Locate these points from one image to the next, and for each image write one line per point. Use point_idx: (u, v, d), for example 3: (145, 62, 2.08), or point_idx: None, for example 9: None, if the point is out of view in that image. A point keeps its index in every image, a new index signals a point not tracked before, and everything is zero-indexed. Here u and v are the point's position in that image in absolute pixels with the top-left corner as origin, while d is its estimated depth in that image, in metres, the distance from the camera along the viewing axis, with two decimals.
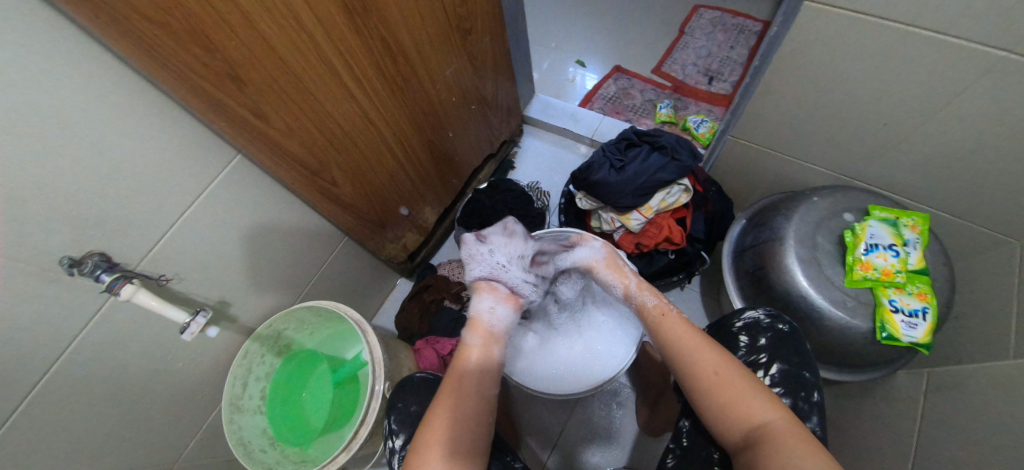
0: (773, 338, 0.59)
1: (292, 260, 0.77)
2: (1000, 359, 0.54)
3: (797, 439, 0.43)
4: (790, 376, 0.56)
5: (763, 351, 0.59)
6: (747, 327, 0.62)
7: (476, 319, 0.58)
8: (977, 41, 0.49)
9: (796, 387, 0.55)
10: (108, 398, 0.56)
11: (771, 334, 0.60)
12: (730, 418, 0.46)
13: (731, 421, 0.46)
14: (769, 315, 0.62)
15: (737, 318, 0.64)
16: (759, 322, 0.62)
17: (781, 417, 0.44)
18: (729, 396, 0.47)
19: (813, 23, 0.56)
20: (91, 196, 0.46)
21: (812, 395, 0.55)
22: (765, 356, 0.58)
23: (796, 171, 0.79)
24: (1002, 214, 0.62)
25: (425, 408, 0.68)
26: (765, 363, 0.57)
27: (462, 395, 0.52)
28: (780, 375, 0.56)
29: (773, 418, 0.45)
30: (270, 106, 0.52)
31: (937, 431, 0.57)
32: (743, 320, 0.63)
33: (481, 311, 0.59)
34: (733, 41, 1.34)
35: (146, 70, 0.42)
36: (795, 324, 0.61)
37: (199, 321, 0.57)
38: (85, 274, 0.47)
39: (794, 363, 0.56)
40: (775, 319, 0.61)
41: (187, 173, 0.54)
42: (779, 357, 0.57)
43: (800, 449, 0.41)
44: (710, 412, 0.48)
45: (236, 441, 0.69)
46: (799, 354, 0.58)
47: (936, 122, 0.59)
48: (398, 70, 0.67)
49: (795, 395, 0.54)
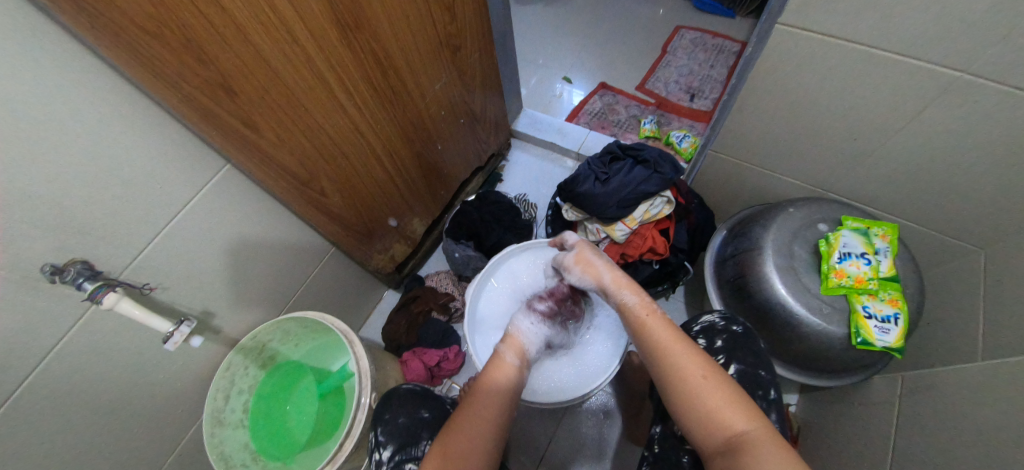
0: (729, 340, 0.62)
1: (279, 270, 0.77)
2: (969, 362, 0.56)
3: (773, 446, 0.43)
4: (746, 375, 0.59)
5: (720, 352, 0.62)
6: (703, 331, 0.65)
7: (512, 338, 0.61)
8: (933, 61, 0.52)
9: (753, 386, 0.58)
10: (85, 410, 0.54)
11: (726, 335, 0.63)
12: (710, 424, 0.46)
13: (712, 428, 0.46)
14: (723, 318, 0.66)
15: (695, 322, 0.67)
16: (715, 325, 0.65)
17: (758, 426, 0.45)
18: (712, 402, 0.47)
19: (785, 43, 0.59)
20: (76, 202, 0.46)
21: (769, 393, 0.58)
22: (722, 358, 0.61)
23: (773, 183, 0.82)
24: (965, 225, 0.65)
25: (413, 419, 0.67)
26: (724, 365, 0.60)
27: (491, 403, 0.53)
28: (737, 374, 0.58)
29: (751, 427, 0.45)
30: (261, 116, 0.53)
31: (912, 434, 0.58)
32: (699, 324, 0.67)
33: (517, 330, 0.62)
34: (713, 60, 1.40)
35: (140, 80, 0.42)
36: (747, 324, 0.64)
37: (183, 330, 0.57)
38: (66, 282, 0.46)
39: (749, 362, 0.60)
40: (729, 321, 0.65)
41: (175, 182, 0.54)
42: (735, 357, 0.60)
43: (776, 456, 0.42)
44: (691, 417, 0.48)
45: (217, 455, 0.67)
46: (752, 353, 0.61)
47: (901, 137, 0.62)
48: (388, 84, 0.69)
49: (754, 394, 0.58)
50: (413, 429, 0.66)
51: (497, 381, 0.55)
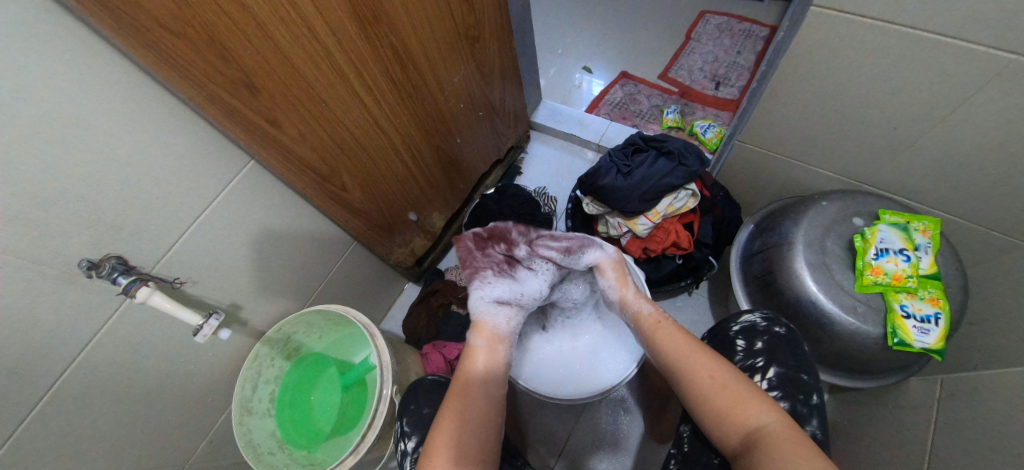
0: (770, 342, 0.60)
1: (303, 264, 0.78)
2: (1016, 366, 0.53)
3: (791, 440, 0.42)
4: (787, 379, 0.56)
5: (760, 354, 0.59)
6: (743, 331, 0.63)
7: (479, 324, 0.62)
8: (985, 43, 0.49)
9: (794, 390, 0.55)
10: (123, 398, 0.57)
11: (768, 337, 0.60)
12: (727, 423, 0.46)
13: (728, 427, 0.46)
14: (765, 318, 0.63)
15: (734, 322, 0.65)
16: (755, 326, 0.63)
17: (778, 418, 0.44)
18: (724, 400, 0.47)
19: (820, 28, 0.56)
20: (110, 199, 0.47)
21: (812, 398, 0.54)
22: (762, 360, 0.58)
23: (805, 176, 0.79)
24: (1016, 219, 0.61)
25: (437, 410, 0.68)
26: (762, 367, 0.58)
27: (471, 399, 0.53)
28: (777, 377, 0.56)
29: (771, 420, 0.44)
30: (284, 112, 0.54)
31: (952, 439, 0.56)
32: (740, 324, 0.64)
33: (484, 315, 0.62)
34: (739, 46, 1.34)
35: (168, 81, 0.43)
36: (791, 326, 0.61)
37: (211, 323, 0.58)
38: (102, 277, 0.48)
39: (790, 365, 0.57)
40: (771, 322, 0.62)
41: (203, 179, 0.55)
42: (776, 360, 0.58)
43: (793, 449, 0.41)
44: (708, 418, 0.48)
45: (246, 443, 0.69)
46: (795, 356, 0.58)
47: (947, 126, 0.58)
48: (408, 78, 0.69)
49: (793, 398, 0.54)
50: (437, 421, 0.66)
51: (472, 372, 0.57)
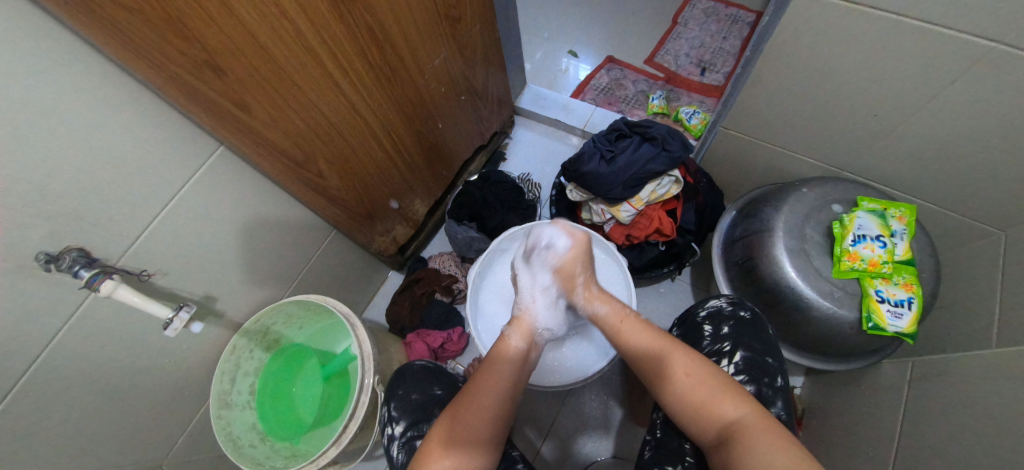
0: (736, 327, 0.60)
1: (280, 254, 0.76)
2: (984, 348, 0.55)
3: (766, 431, 0.43)
4: (752, 362, 0.57)
5: (727, 339, 0.60)
6: (710, 316, 0.63)
7: (519, 321, 0.64)
8: (966, 30, 0.48)
9: (759, 373, 0.56)
10: (92, 395, 0.55)
11: (734, 322, 0.61)
12: (703, 417, 0.47)
13: (704, 421, 0.47)
14: (731, 303, 0.64)
15: (701, 307, 0.65)
16: (721, 311, 0.63)
17: (751, 409, 0.45)
18: (702, 396, 0.47)
19: (806, 12, 0.55)
20: (68, 189, 0.44)
21: (775, 380, 0.56)
22: (728, 345, 0.59)
23: (787, 162, 0.79)
24: (987, 207, 0.63)
25: (425, 396, 0.67)
26: (729, 352, 0.58)
27: (493, 394, 0.54)
28: (743, 362, 0.57)
29: (744, 412, 0.45)
30: (252, 96, 0.51)
31: (920, 419, 0.58)
32: (707, 309, 0.64)
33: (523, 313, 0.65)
34: (725, 31, 1.33)
35: (121, 59, 0.40)
36: (756, 310, 0.62)
37: (182, 316, 0.56)
38: (62, 270, 0.46)
39: (756, 350, 0.58)
40: (737, 307, 0.63)
41: (169, 166, 0.53)
42: (742, 344, 0.58)
43: (769, 440, 0.42)
44: (685, 413, 0.48)
45: (224, 437, 0.68)
46: (760, 341, 0.59)
47: (925, 114, 0.59)
48: (385, 60, 0.66)
49: (758, 381, 0.55)
50: (426, 407, 0.65)
51: (504, 358, 0.58)
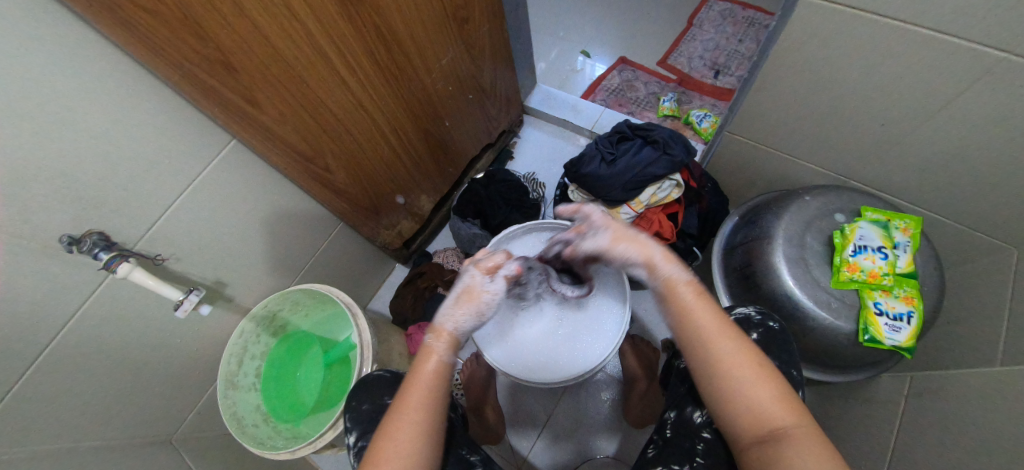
0: (764, 335, 0.58)
1: (288, 244, 0.80)
2: (986, 366, 0.54)
3: (821, 448, 0.40)
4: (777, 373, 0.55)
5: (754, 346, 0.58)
6: (738, 322, 0.61)
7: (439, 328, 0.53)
8: (976, 40, 0.47)
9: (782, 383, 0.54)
10: (109, 370, 0.59)
11: (762, 330, 0.59)
12: (757, 417, 0.43)
13: (757, 420, 0.43)
14: (760, 312, 0.62)
15: (729, 313, 0.63)
16: (750, 318, 0.61)
17: (808, 425, 0.42)
18: (767, 395, 0.43)
19: (812, 18, 0.54)
20: (90, 176, 0.47)
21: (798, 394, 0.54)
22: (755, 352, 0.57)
23: (793, 170, 0.78)
24: (996, 222, 0.61)
25: (377, 406, 0.64)
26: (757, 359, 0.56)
27: (407, 430, 0.46)
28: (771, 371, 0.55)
29: (801, 426, 0.42)
30: (263, 93, 0.53)
31: (915, 436, 0.57)
32: (734, 314, 0.63)
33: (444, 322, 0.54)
34: (742, 34, 1.31)
35: (143, 58, 0.43)
36: (785, 322, 0.60)
37: (192, 299, 0.59)
38: (83, 252, 0.49)
39: (783, 360, 0.56)
40: (766, 316, 0.61)
41: (183, 157, 0.55)
42: (769, 353, 0.57)
43: (814, 457, 0.39)
44: (736, 404, 0.44)
45: (230, 415, 0.71)
46: (787, 352, 0.57)
47: (934, 125, 0.57)
48: (393, 60, 0.68)
49: None
50: (376, 418, 0.62)
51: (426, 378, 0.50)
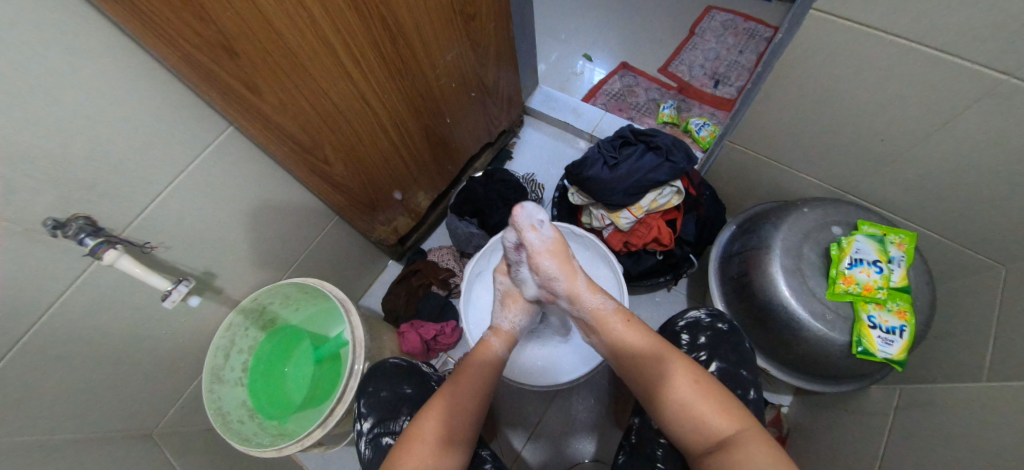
0: (712, 337, 0.63)
1: (281, 236, 0.78)
2: (973, 381, 0.55)
3: (765, 448, 0.43)
4: (727, 374, 0.60)
5: (703, 349, 0.63)
6: (688, 326, 0.66)
7: (498, 329, 0.65)
8: (978, 61, 0.48)
9: (731, 384, 0.59)
10: (90, 360, 0.56)
11: (710, 333, 0.64)
12: (697, 429, 0.46)
13: (699, 432, 0.46)
14: (710, 315, 0.66)
15: (681, 317, 0.68)
16: (700, 322, 0.65)
17: (750, 427, 0.45)
18: (703, 406, 0.47)
19: (819, 32, 0.55)
20: (78, 158, 0.45)
21: (748, 393, 0.58)
22: (704, 355, 0.62)
23: (792, 181, 0.79)
24: (988, 240, 0.62)
25: (395, 394, 0.67)
26: (704, 361, 0.61)
27: (443, 407, 0.53)
28: (717, 372, 0.60)
29: (741, 429, 0.45)
30: (263, 80, 0.52)
31: (902, 447, 0.58)
32: (686, 319, 0.67)
33: (501, 324, 0.65)
34: (742, 45, 1.33)
35: (141, 37, 0.41)
36: (733, 322, 0.65)
37: (180, 289, 0.57)
38: (68, 237, 0.47)
39: (731, 361, 0.60)
40: (715, 319, 0.65)
41: (178, 143, 0.54)
42: (718, 355, 0.61)
43: (766, 456, 0.42)
44: (677, 419, 0.48)
45: (214, 411, 0.69)
46: (736, 353, 0.62)
47: (932, 142, 0.58)
48: (398, 54, 0.67)
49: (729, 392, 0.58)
50: (396, 405, 0.66)
51: (478, 360, 0.59)
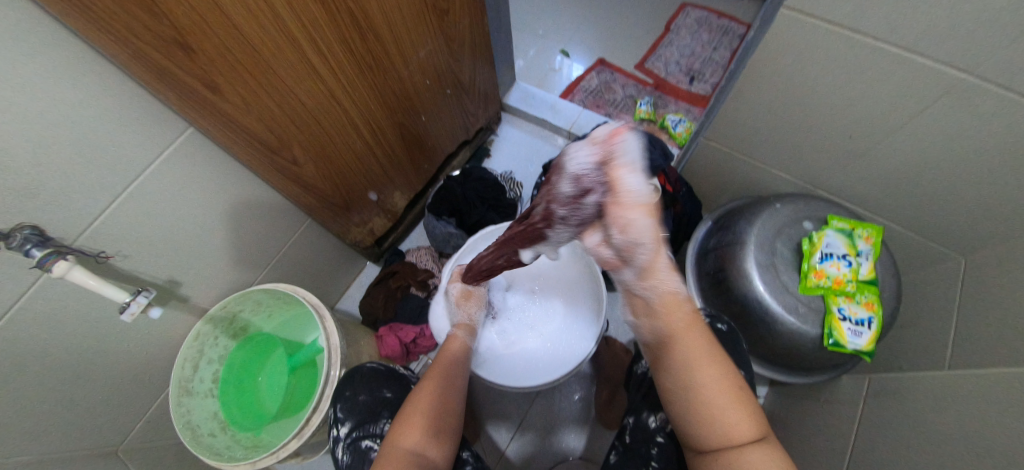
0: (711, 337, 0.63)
1: (250, 241, 0.75)
2: (937, 369, 0.57)
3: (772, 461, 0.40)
4: None
5: None
6: None
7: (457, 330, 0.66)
8: (940, 61, 0.49)
9: None
10: (41, 379, 0.53)
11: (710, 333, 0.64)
12: (712, 433, 0.42)
13: (714, 436, 0.42)
14: (709, 316, 0.67)
15: None
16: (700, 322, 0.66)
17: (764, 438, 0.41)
18: (729, 414, 0.42)
19: (788, 30, 0.55)
20: (21, 165, 0.42)
21: None
22: None
23: (764, 177, 0.81)
24: (947, 233, 0.65)
25: (373, 398, 0.65)
26: None
27: (432, 391, 0.53)
28: None
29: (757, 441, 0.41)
30: (224, 77, 0.49)
31: (872, 435, 0.60)
32: None
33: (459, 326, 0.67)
34: (716, 42, 1.34)
35: (83, 32, 0.38)
36: (732, 324, 0.66)
37: (140, 301, 0.54)
38: (13, 248, 0.43)
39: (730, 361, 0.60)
40: (715, 320, 0.66)
41: (131, 146, 0.51)
42: None
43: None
44: (695, 421, 0.43)
45: (183, 424, 0.67)
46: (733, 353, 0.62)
47: (897, 139, 0.60)
48: (368, 50, 0.65)
49: None
50: (372, 409, 0.64)
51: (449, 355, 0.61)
